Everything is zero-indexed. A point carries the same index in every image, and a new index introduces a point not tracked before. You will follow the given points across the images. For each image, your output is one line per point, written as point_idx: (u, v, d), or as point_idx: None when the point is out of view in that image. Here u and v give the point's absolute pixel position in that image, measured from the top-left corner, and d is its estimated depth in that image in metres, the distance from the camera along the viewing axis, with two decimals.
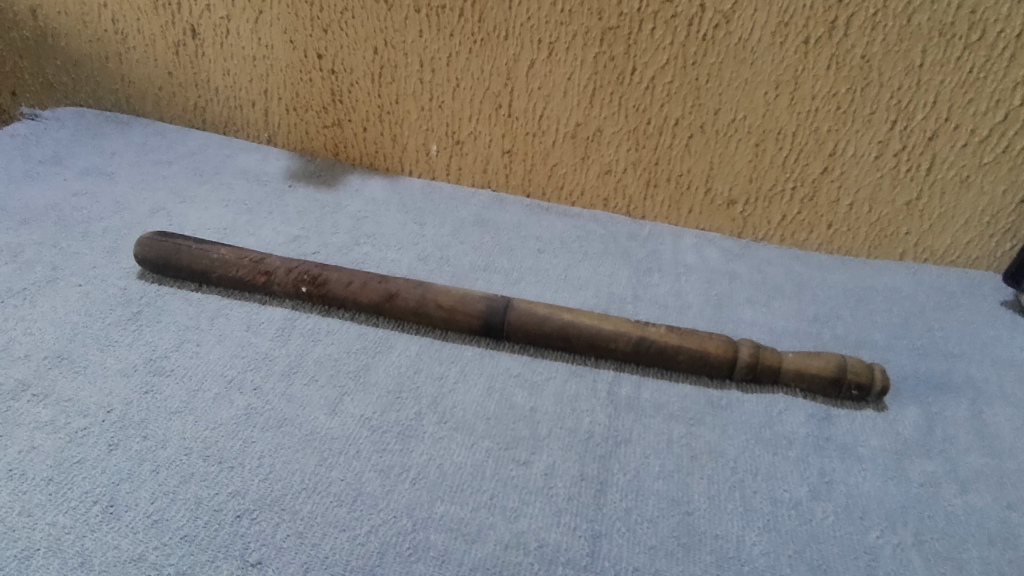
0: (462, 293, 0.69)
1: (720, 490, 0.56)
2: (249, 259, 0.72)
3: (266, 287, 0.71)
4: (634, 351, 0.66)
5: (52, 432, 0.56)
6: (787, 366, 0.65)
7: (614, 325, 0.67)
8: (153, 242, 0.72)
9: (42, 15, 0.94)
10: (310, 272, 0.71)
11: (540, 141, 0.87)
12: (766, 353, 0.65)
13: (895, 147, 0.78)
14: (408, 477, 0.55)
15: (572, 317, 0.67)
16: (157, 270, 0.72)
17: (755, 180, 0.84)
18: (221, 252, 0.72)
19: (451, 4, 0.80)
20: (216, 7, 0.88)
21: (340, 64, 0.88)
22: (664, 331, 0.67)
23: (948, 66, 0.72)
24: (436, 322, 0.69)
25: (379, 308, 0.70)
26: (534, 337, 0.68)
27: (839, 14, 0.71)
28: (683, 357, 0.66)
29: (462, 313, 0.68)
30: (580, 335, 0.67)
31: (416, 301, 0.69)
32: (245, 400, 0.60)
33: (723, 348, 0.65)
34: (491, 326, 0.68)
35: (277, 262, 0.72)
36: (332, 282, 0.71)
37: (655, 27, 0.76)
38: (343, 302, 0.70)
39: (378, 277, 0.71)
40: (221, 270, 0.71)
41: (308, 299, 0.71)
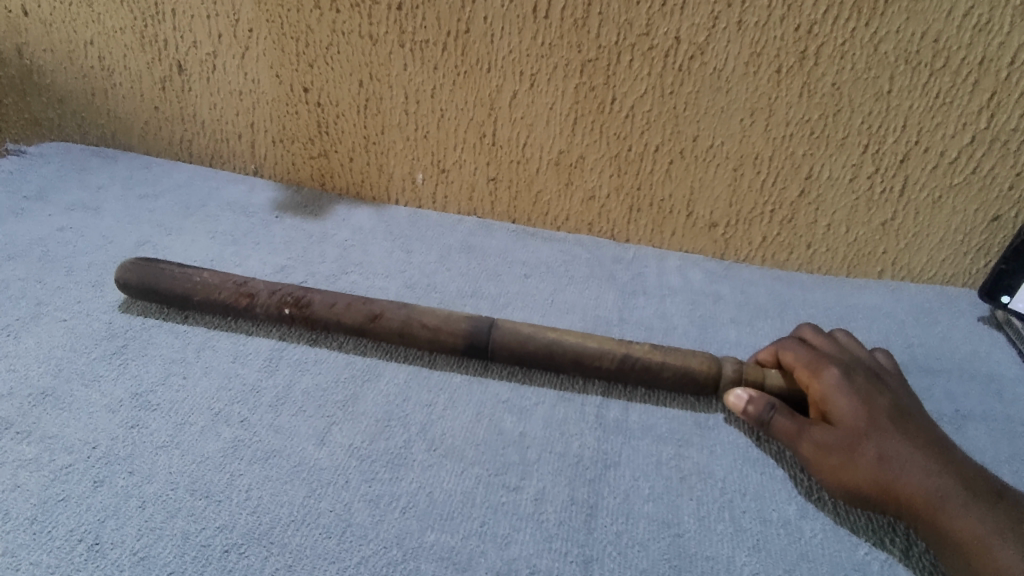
0: (446, 313, 0.70)
1: (710, 511, 0.57)
2: (233, 282, 0.72)
3: (249, 310, 0.71)
4: (619, 368, 0.67)
5: (36, 470, 0.55)
6: (771, 382, 0.65)
7: (598, 343, 0.67)
8: (137, 266, 0.72)
9: (28, 53, 0.95)
10: (294, 293, 0.71)
11: (524, 169, 0.89)
12: (749, 369, 0.66)
13: (869, 170, 0.80)
14: (398, 506, 0.55)
15: (556, 336, 0.68)
16: (139, 293, 0.72)
17: (735, 203, 0.85)
18: (205, 276, 0.72)
19: (434, 39, 0.82)
20: (202, 43, 0.89)
21: (326, 97, 0.89)
22: (647, 348, 0.67)
23: (915, 92, 0.74)
24: (420, 342, 0.69)
25: (364, 328, 0.70)
26: (518, 355, 0.68)
27: (809, 44, 0.74)
28: (667, 374, 0.66)
29: (446, 332, 0.69)
30: (564, 353, 0.67)
31: (400, 321, 0.69)
32: (233, 432, 0.60)
33: (706, 364, 0.66)
34: (474, 345, 0.68)
35: (261, 284, 0.72)
36: (316, 303, 0.71)
37: (633, 59, 0.78)
38: (327, 323, 0.70)
39: (362, 298, 0.72)
40: (204, 293, 0.71)
41: (291, 323, 0.71)
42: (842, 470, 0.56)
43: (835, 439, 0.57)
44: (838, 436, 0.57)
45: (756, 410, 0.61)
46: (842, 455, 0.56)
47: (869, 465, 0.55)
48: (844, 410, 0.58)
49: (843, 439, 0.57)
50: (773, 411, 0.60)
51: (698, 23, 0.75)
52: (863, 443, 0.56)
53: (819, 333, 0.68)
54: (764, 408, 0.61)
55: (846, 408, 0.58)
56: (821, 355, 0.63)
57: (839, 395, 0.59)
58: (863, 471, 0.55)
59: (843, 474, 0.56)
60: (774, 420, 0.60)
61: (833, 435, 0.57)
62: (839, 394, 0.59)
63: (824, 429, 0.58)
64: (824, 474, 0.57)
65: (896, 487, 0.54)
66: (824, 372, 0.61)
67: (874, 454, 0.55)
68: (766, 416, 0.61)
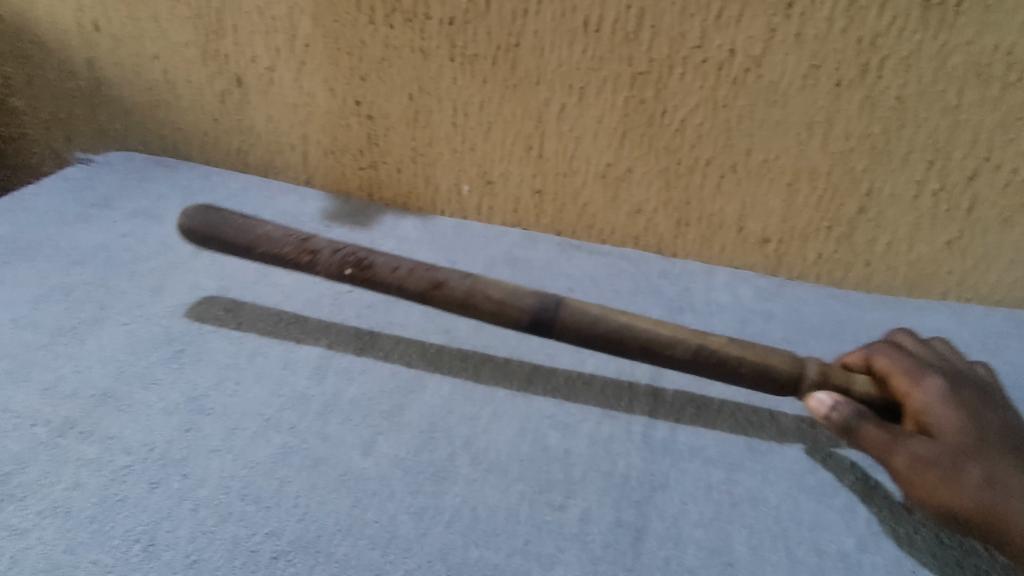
0: (512, 286, 0.64)
1: (763, 539, 0.55)
2: (295, 236, 0.67)
3: (310, 267, 0.67)
4: (693, 359, 0.61)
5: (96, 470, 0.57)
6: (857, 388, 0.60)
7: (672, 330, 0.62)
8: (200, 213, 0.68)
9: (98, 67, 1.00)
10: (356, 253, 0.66)
11: (570, 182, 0.89)
12: (834, 372, 0.61)
13: (933, 187, 0.77)
14: (442, 520, 0.54)
15: (629, 319, 0.62)
16: (201, 241, 0.68)
17: (789, 219, 0.83)
18: (268, 227, 0.67)
19: (484, 53, 0.82)
20: (261, 58, 0.91)
21: (377, 109, 0.91)
22: (723, 340, 0.62)
23: (986, 106, 0.71)
24: (483, 314, 0.64)
25: (426, 296, 0.65)
26: (587, 337, 0.62)
27: (871, 57, 0.71)
28: (744, 370, 0.61)
29: (512, 306, 0.63)
30: (634, 339, 0.61)
31: (465, 290, 0.64)
32: (282, 438, 0.61)
33: (786, 363, 0.61)
34: (541, 323, 0.62)
35: (324, 241, 0.67)
36: (378, 267, 0.65)
37: (685, 72, 0.77)
38: (388, 288, 0.65)
39: (426, 263, 0.66)
40: (266, 247, 0.66)
41: (351, 282, 0.66)
42: (942, 487, 0.52)
43: (936, 453, 0.53)
44: (940, 451, 0.53)
45: (842, 416, 0.57)
46: (946, 471, 0.52)
47: (973, 485, 0.51)
48: (947, 424, 0.55)
49: (945, 454, 0.53)
50: (863, 418, 0.56)
51: (755, 36, 0.73)
52: (968, 461, 0.52)
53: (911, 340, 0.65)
54: (853, 413, 0.57)
55: (949, 422, 0.55)
56: (920, 364, 0.60)
57: (942, 407, 0.56)
58: (967, 490, 0.51)
59: (942, 491, 0.52)
60: (864, 427, 0.56)
61: (934, 448, 0.53)
62: (942, 406, 0.56)
63: (924, 441, 0.54)
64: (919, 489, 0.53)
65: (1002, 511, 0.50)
66: (925, 381, 0.58)
67: (980, 474, 0.52)
68: (853, 423, 0.56)
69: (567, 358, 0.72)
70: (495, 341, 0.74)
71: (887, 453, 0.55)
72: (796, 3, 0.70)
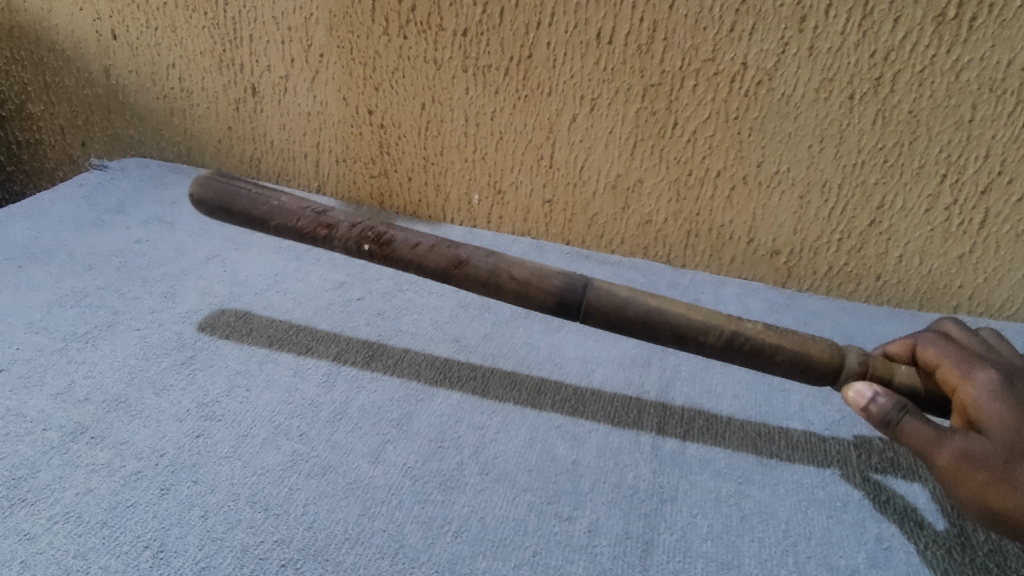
0: (537, 266, 0.61)
1: (772, 554, 0.54)
2: (311, 209, 0.63)
3: (326, 242, 0.62)
4: (727, 347, 0.58)
5: (108, 475, 0.57)
6: (898, 379, 0.58)
7: (705, 316, 0.58)
8: (209, 181, 0.63)
9: (115, 74, 1.01)
10: (375, 228, 0.62)
11: (581, 192, 0.89)
12: (875, 363, 0.58)
13: (946, 201, 0.77)
14: (450, 530, 0.54)
15: (658, 303, 0.59)
16: (211, 212, 0.63)
17: (800, 231, 0.83)
18: (283, 198, 0.63)
19: (497, 64, 0.83)
20: (276, 67, 0.92)
21: (389, 119, 0.91)
22: (760, 328, 0.58)
23: (1000, 121, 0.71)
24: (507, 294, 0.61)
25: (447, 275, 0.61)
26: (615, 321, 0.59)
27: (884, 71, 0.71)
28: (781, 360, 0.57)
29: (536, 288, 0.60)
30: (665, 324, 0.58)
31: (488, 270, 0.60)
32: (291, 446, 0.61)
33: (827, 353, 0.58)
34: (565, 306, 0.60)
35: (341, 214, 0.63)
36: (398, 243, 0.62)
37: (697, 84, 0.77)
38: (408, 265, 0.62)
39: (448, 239, 0.62)
40: (281, 220, 0.62)
41: (370, 258, 0.62)
42: (989, 489, 0.49)
43: (985, 454, 0.50)
44: (990, 451, 0.50)
45: (881, 409, 0.53)
46: (997, 474, 0.49)
47: (1022, 489, 0.48)
48: (1000, 421, 0.51)
49: (998, 456, 0.50)
50: (904, 411, 0.53)
51: (768, 49, 0.73)
52: (1020, 464, 0.49)
53: (962, 331, 0.61)
54: (894, 407, 0.53)
55: (1002, 419, 0.51)
56: (973, 355, 0.56)
57: (995, 402, 0.52)
58: (1016, 495, 0.49)
59: (988, 495, 0.49)
60: (905, 422, 0.53)
61: (982, 448, 0.50)
62: (996, 401, 0.52)
63: (974, 440, 0.51)
64: (964, 491, 0.50)
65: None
66: (978, 373, 0.54)
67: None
68: (894, 417, 0.53)
69: (576, 369, 0.72)
70: (504, 350, 0.74)
71: (930, 450, 0.52)
72: (809, 17, 0.71)
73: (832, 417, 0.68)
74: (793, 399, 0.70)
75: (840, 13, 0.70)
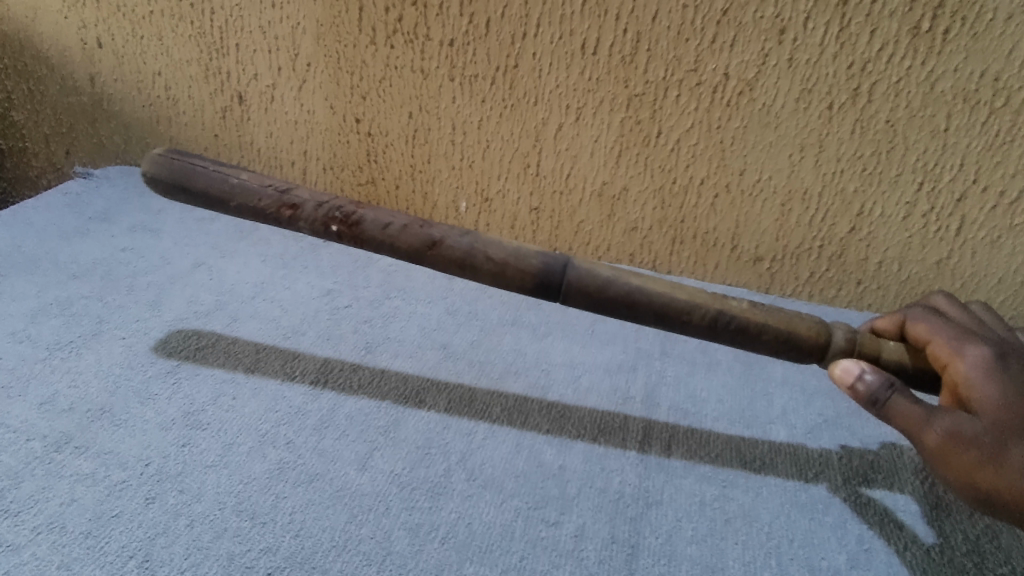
0: (515, 246, 0.60)
1: (756, 556, 0.55)
2: (273, 187, 0.60)
3: (292, 223, 0.60)
4: (712, 326, 0.59)
5: (92, 485, 0.57)
6: (888, 355, 0.59)
7: (689, 295, 0.59)
8: (164, 159, 0.60)
9: (100, 82, 1.01)
10: (343, 208, 0.60)
11: (567, 199, 0.90)
12: (865, 340, 0.59)
13: (923, 208, 0.78)
14: (437, 536, 0.55)
15: (641, 282, 0.59)
16: (167, 191, 0.60)
17: (782, 238, 0.84)
18: (243, 177, 0.60)
19: (484, 73, 0.84)
20: (263, 76, 0.93)
21: (377, 127, 0.92)
22: (746, 305, 0.59)
23: (974, 130, 0.73)
24: (485, 275, 0.60)
25: (421, 257, 0.60)
26: (597, 301, 0.59)
27: (862, 82, 0.73)
28: (766, 337, 0.58)
29: (515, 268, 0.59)
30: (648, 304, 0.59)
31: (465, 251, 0.59)
32: (278, 454, 0.61)
33: (813, 331, 0.59)
34: (546, 286, 0.59)
35: (306, 193, 0.61)
36: (367, 224, 0.60)
37: (680, 94, 0.79)
38: (379, 246, 0.60)
39: (421, 219, 0.61)
40: (242, 199, 0.60)
41: (337, 239, 0.60)
42: (975, 468, 0.50)
43: (973, 433, 0.51)
44: (977, 432, 0.51)
45: (869, 388, 0.54)
46: (985, 455, 0.50)
47: (1010, 470, 0.49)
48: (989, 400, 0.52)
49: (986, 437, 0.51)
50: (892, 390, 0.54)
51: (748, 60, 0.75)
52: (1006, 445, 0.50)
53: (957, 309, 0.62)
54: (882, 386, 0.54)
55: (991, 398, 0.52)
56: (965, 333, 0.57)
57: (985, 380, 0.53)
58: (1003, 476, 0.49)
59: (974, 473, 0.50)
60: (893, 400, 0.54)
61: (970, 428, 0.51)
62: (985, 379, 0.53)
63: (963, 420, 0.52)
64: (950, 469, 0.51)
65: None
66: (970, 351, 0.55)
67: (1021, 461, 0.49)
68: (882, 396, 0.54)
69: (562, 375, 0.73)
70: (491, 357, 0.75)
71: (919, 428, 0.52)
72: (789, 29, 0.72)
73: (815, 420, 0.70)
74: (776, 403, 0.72)
75: (818, 26, 0.71)
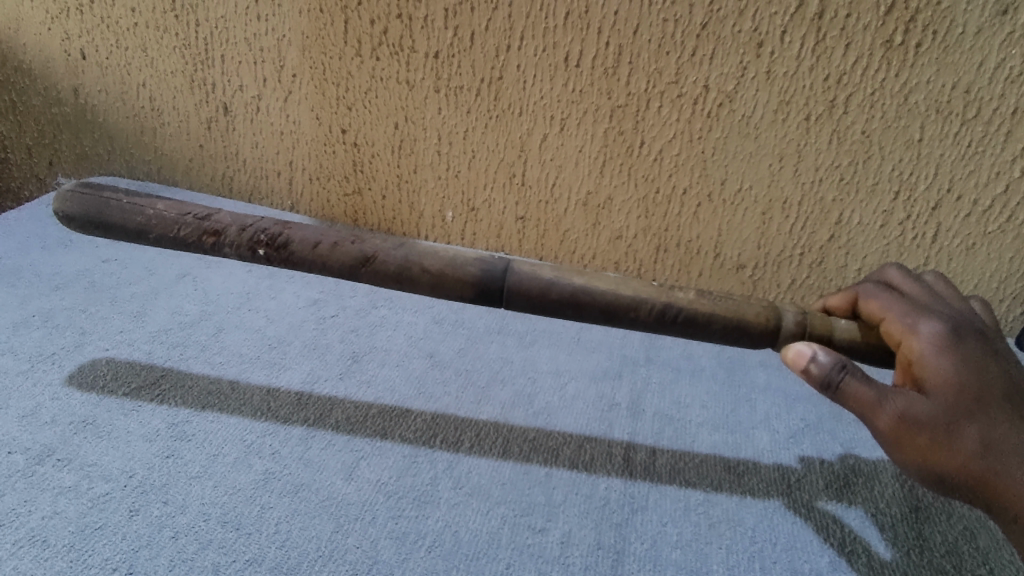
0: (451, 254, 0.60)
1: (739, 560, 0.56)
2: (192, 215, 0.61)
3: (216, 249, 0.61)
4: (660, 320, 0.58)
5: (74, 498, 0.56)
6: (840, 334, 0.59)
7: (635, 291, 0.59)
8: (76, 196, 0.61)
9: (84, 93, 1.00)
10: (268, 230, 0.61)
11: (552, 209, 0.91)
12: (815, 321, 0.59)
13: (899, 216, 0.80)
14: (424, 545, 0.55)
15: (583, 281, 0.59)
16: (85, 227, 0.61)
17: (764, 245, 0.86)
18: (159, 206, 0.61)
19: (469, 85, 0.85)
20: (248, 87, 0.93)
21: (363, 138, 0.92)
22: (694, 297, 0.59)
23: (947, 140, 0.75)
24: (422, 287, 0.60)
25: (355, 273, 0.61)
26: (538, 305, 0.59)
27: (838, 94, 0.75)
28: (717, 328, 0.58)
29: (452, 276, 0.59)
30: (593, 302, 0.59)
31: (398, 264, 0.60)
32: (264, 464, 0.61)
33: (763, 317, 0.59)
34: (485, 293, 0.59)
35: (228, 218, 0.61)
36: (295, 244, 0.60)
37: (662, 106, 0.80)
38: (312, 265, 0.61)
39: (352, 235, 0.61)
40: (160, 230, 0.60)
41: (267, 261, 0.61)
42: (928, 450, 0.51)
43: (924, 415, 0.51)
44: (929, 414, 0.51)
45: (822, 370, 0.52)
46: (937, 437, 0.50)
47: (960, 451, 0.50)
48: (941, 378, 0.52)
49: (938, 419, 0.51)
50: (845, 371, 0.52)
51: (728, 73, 0.76)
52: (957, 427, 0.50)
53: (910, 281, 0.61)
54: (835, 367, 0.52)
55: (944, 377, 0.52)
56: (918, 308, 0.56)
57: (937, 358, 0.52)
58: (956, 454, 0.50)
59: (929, 455, 0.51)
60: (846, 382, 0.52)
61: (922, 410, 0.51)
62: (938, 357, 0.52)
63: (915, 402, 0.51)
64: (904, 451, 0.51)
65: (990, 475, 0.50)
66: (923, 328, 0.54)
67: (972, 439, 0.50)
68: (834, 378, 0.52)
69: (548, 382, 0.74)
70: (477, 365, 0.75)
71: (872, 411, 0.52)
72: (766, 42, 0.74)
73: (796, 425, 0.71)
74: (759, 408, 0.73)
75: (795, 40, 0.73)
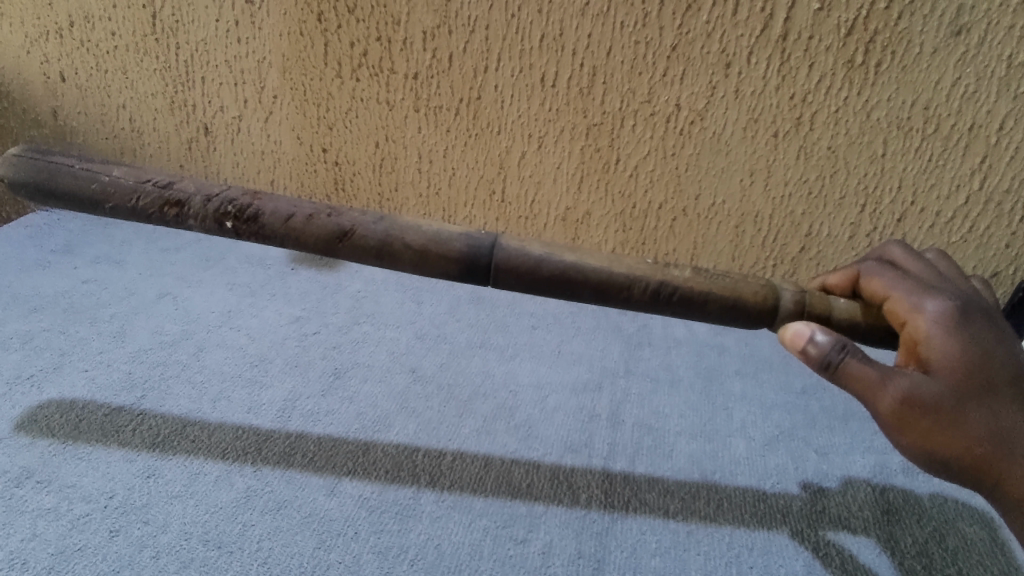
0: (434, 230, 0.58)
1: (717, 566, 0.57)
2: (152, 183, 0.58)
3: (180, 221, 0.58)
4: (654, 299, 0.58)
5: (54, 519, 0.56)
6: (837, 314, 0.60)
7: (627, 269, 0.58)
8: (23, 161, 0.57)
9: (63, 115, 1.01)
10: (235, 201, 0.57)
11: (533, 224, 0.93)
12: (812, 300, 0.60)
13: (866, 228, 0.83)
14: (407, 558, 0.55)
15: (573, 259, 0.58)
16: (35, 196, 0.58)
17: (738, 258, 0.89)
18: (115, 173, 0.57)
19: (448, 104, 0.87)
20: (229, 108, 0.94)
21: (344, 156, 0.94)
22: (690, 275, 0.59)
23: (909, 155, 0.78)
24: (403, 262, 0.58)
25: (332, 248, 0.58)
26: (528, 283, 0.58)
27: (804, 112, 0.78)
28: (712, 308, 0.58)
29: (436, 253, 0.57)
30: (584, 282, 0.57)
31: (378, 240, 0.57)
32: (245, 482, 0.61)
33: (759, 296, 0.59)
34: (473, 271, 0.57)
35: (192, 187, 0.58)
36: (266, 216, 0.57)
37: (636, 124, 0.83)
38: (284, 240, 0.58)
39: (330, 206, 0.59)
40: (117, 199, 0.57)
41: (234, 234, 0.58)
42: (930, 432, 0.50)
43: (926, 395, 0.50)
44: (931, 395, 0.50)
45: (820, 351, 0.52)
46: (937, 417, 0.50)
47: (958, 432, 0.50)
48: (946, 359, 0.51)
49: (940, 400, 0.50)
50: (844, 352, 0.52)
51: (698, 92, 0.79)
52: (957, 408, 0.50)
53: (913, 258, 0.61)
54: (834, 348, 0.52)
55: (950, 357, 0.51)
56: (923, 286, 0.56)
57: (943, 337, 0.51)
58: (959, 439, 0.50)
59: (928, 436, 0.50)
60: (846, 363, 0.52)
61: (924, 391, 0.50)
62: (944, 336, 0.52)
63: (919, 382, 0.51)
64: (906, 434, 0.51)
65: (986, 460, 0.49)
66: (929, 307, 0.54)
67: (971, 421, 0.50)
68: (834, 358, 0.52)
69: (530, 395, 0.75)
70: (459, 379, 0.76)
71: (873, 390, 0.51)
72: (734, 63, 0.77)
73: (772, 432, 0.73)
74: (736, 416, 0.74)
75: (761, 60, 0.76)
